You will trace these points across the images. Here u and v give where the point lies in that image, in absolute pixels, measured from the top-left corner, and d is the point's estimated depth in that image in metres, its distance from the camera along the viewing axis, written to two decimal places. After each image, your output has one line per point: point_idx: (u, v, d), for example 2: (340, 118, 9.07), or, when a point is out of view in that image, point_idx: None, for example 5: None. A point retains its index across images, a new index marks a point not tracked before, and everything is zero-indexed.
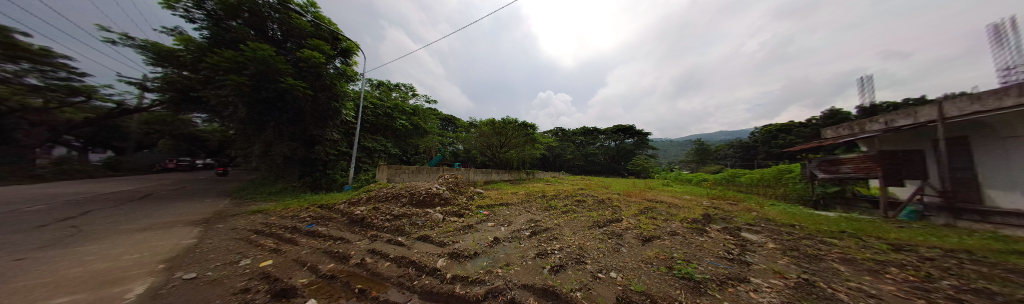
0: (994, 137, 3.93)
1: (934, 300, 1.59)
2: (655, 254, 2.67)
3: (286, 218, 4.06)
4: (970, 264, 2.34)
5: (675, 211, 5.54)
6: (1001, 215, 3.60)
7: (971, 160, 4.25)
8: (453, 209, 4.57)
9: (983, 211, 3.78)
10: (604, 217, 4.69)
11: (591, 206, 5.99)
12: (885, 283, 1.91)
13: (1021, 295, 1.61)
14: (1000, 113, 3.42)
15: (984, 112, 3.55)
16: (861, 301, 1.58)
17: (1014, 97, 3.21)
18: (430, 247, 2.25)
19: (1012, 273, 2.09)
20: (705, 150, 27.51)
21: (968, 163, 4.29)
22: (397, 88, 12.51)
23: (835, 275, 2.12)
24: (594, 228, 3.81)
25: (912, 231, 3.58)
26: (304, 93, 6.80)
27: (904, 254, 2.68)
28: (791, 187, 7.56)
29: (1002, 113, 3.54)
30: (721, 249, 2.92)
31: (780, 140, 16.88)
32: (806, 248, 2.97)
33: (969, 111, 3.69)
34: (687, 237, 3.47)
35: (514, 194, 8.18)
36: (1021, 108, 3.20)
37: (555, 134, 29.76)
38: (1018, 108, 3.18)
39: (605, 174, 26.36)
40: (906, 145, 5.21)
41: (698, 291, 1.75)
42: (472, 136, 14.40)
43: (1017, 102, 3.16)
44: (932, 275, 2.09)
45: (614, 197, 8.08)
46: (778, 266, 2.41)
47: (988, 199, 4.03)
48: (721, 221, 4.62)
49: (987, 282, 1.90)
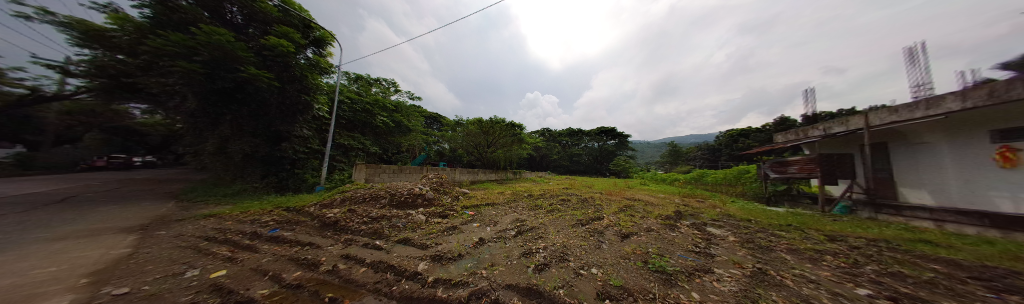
0: (907, 142, 4.72)
1: (859, 283, 1.87)
2: (632, 250, 2.82)
3: (245, 222, 3.64)
4: (886, 251, 2.79)
5: (651, 209, 5.92)
6: (910, 209, 4.29)
7: (890, 163, 5.05)
8: (437, 210, 4.43)
9: (897, 206, 4.47)
10: (587, 215, 4.87)
11: (576, 205, 6.19)
12: (822, 270, 2.21)
13: (921, 279, 1.94)
14: (912, 123, 4.10)
15: (901, 122, 4.24)
16: (802, 286, 1.82)
17: (922, 110, 3.93)
18: (411, 250, 2.16)
19: (915, 259, 2.52)
20: (678, 152, 29.65)
21: (887, 165, 5.08)
22: (378, 82, 11.86)
23: (783, 264, 2.40)
24: (577, 226, 3.93)
25: (842, 223, 4.18)
26: (268, 84, 6.15)
27: (837, 244, 3.12)
28: (749, 185, 8.45)
29: (913, 124, 4.24)
30: (690, 243, 3.17)
31: (741, 143, 18.75)
32: (760, 240, 3.32)
33: (889, 120, 4.38)
34: (661, 233, 3.72)
35: (501, 194, 8.17)
36: (928, 119, 3.89)
37: (542, 135, 30.27)
38: (925, 119, 3.89)
39: (589, 174, 27.32)
40: (840, 149, 6.07)
41: (670, 282, 1.89)
42: (458, 134, 14.10)
43: (925, 114, 3.88)
44: (858, 261, 2.46)
45: (597, 196, 8.44)
46: (737, 257, 2.68)
47: (902, 196, 4.81)
48: (690, 217, 5.02)
49: (897, 266, 2.28)
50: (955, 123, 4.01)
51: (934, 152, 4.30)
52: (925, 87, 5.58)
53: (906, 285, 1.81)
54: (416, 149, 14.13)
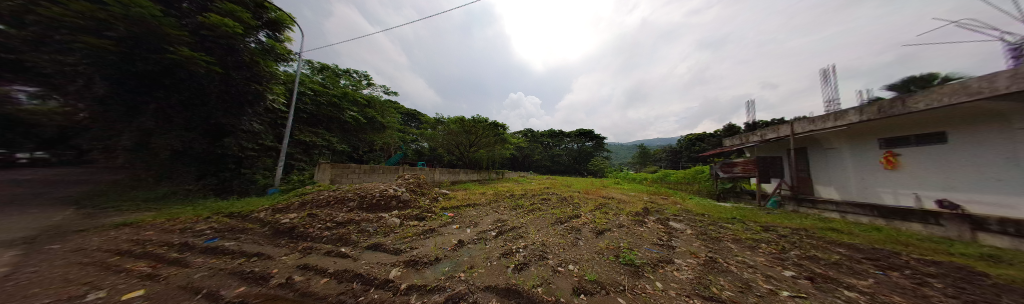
0: (821, 148, 5.76)
1: (785, 266, 2.24)
2: (606, 245, 2.99)
3: (172, 232, 3.05)
4: (802, 238, 3.39)
5: (623, 206, 6.38)
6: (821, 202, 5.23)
7: (809, 165, 6.09)
8: (413, 212, 4.20)
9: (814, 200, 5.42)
10: (566, 214, 5.05)
11: (555, 204, 6.38)
12: (758, 256, 2.60)
13: (826, 261, 2.39)
14: (825, 131, 5.00)
15: (818, 130, 5.14)
16: (743, 270, 2.12)
17: (832, 120, 4.82)
18: (382, 256, 2.02)
19: (822, 243, 3.10)
20: (648, 154, 32.34)
21: (807, 167, 6.14)
22: (347, 74, 10.87)
23: (729, 252, 2.77)
24: (556, 224, 4.05)
25: (772, 216, 4.95)
26: (207, 69, 5.24)
27: (769, 233, 3.69)
28: (704, 184, 9.56)
29: (825, 132, 5.18)
30: (655, 237, 3.47)
31: (698, 147, 21.11)
32: (711, 232, 3.79)
33: (809, 129, 5.29)
34: (631, 228, 4.01)
35: (482, 194, 8.06)
36: (836, 128, 4.79)
37: (524, 135, 30.69)
38: (835, 128, 4.77)
39: (570, 173, 28.18)
40: (773, 152, 7.18)
41: (638, 274, 2.05)
42: (438, 133, 13.55)
43: (835, 124, 4.76)
44: (785, 247, 2.95)
45: (575, 195, 8.83)
46: (693, 247, 3.01)
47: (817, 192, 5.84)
48: (656, 213, 5.52)
49: (811, 251, 2.78)
50: (856, 131, 4.98)
51: (841, 156, 5.30)
52: (835, 102, 6.84)
53: (814, 267, 2.23)
54: (391, 147, 13.27)
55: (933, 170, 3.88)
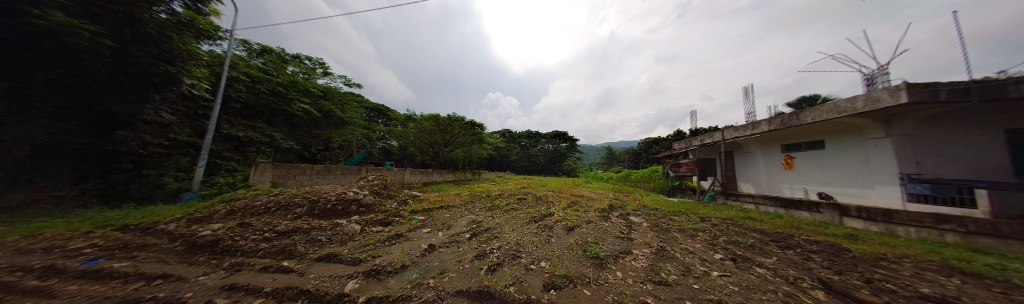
0: (743, 151, 7.06)
1: (716, 251, 2.69)
2: (575, 241, 3.18)
3: (19, 254, 2.23)
4: (729, 226, 4.12)
5: (591, 203, 6.87)
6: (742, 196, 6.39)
7: (735, 165, 7.40)
8: (377, 217, 3.83)
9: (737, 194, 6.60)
10: (539, 212, 5.21)
11: (530, 203, 6.54)
12: (697, 243, 3.06)
13: (744, 245, 2.95)
14: (746, 137, 6.14)
15: (740, 136, 6.29)
16: (686, 257, 2.48)
17: (751, 128, 5.95)
18: (337, 268, 1.80)
19: (742, 230, 3.81)
20: (614, 155, 35.34)
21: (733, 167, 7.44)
22: (297, 60, 9.39)
23: (675, 241, 3.21)
24: (530, 223, 4.14)
25: (708, 208, 5.88)
26: (88, 39, 3.97)
27: (705, 222, 4.39)
28: (658, 182, 10.85)
29: (746, 138, 6.36)
30: (618, 231, 3.82)
31: (655, 149, 23.85)
32: (662, 224, 4.34)
33: (735, 135, 6.43)
34: (598, 223, 4.34)
35: (457, 195, 7.83)
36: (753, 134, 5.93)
37: (502, 135, 30.72)
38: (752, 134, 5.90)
39: (545, 173, 29.21)
40: (710, 155, 8.52)
41: (602, 266, 2.24)
42: (409, 131, 12.66)
43: (752, 131, 5.89)
44: (716, 234, 3.54)
45: (549, 194, 9.19)
46: (648, 238, 3.39)
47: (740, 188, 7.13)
48: (619, 209, 6.08)
49: (734, 236, 3.40)
50: (766, 138, 6.22)
51: (756, 158, 6.57)
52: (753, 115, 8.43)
53: (736, 250, 2.73)
54: (353, 145, 11.89)
55: (816, 170, 5.08)
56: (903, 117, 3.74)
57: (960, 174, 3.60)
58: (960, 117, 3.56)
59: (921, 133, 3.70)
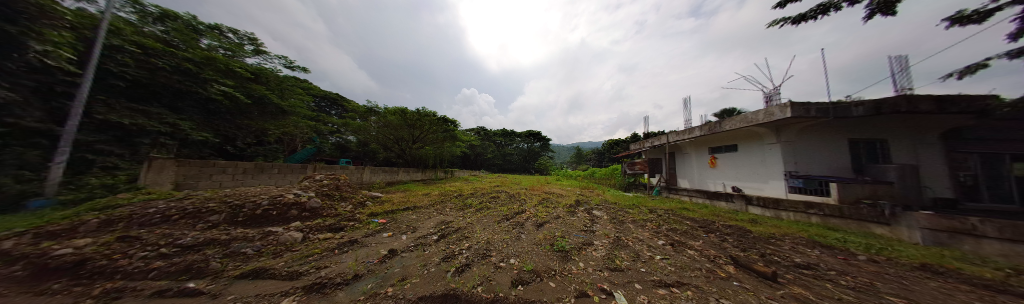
0: (681, 152, 8.37)
1: (660, 238, 3.15)
2: (544, 236, 3.31)
3: None
4: (670, 216, 4.87)
5: (560, 199, 7.29)
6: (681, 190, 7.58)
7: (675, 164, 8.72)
8: (326, 223, 3.36)
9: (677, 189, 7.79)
10: (511, 210, 5.27)
11: (502, 201, 6.57)
12: (645, 232, 3.53)
13: (681, 231, 3.52)
14: (685, 139, 7.28)
15: (681, 139, 7.42)
16: (636, 245, 2.84)
17: (688, 132, 7.07)
18: (267, 285, 1.50)
19: (680, 219, 4.56)
20: (582, 154, 37.89)
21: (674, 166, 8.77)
22: (213, 30, 7.45)
23: (628, 231, 3.64)
24: (502, 221, 4.15)
25: (655, 201, 6.82)
26: None
27: (653, 213, 5.11)
28: (617, 179, 12.09)
29: (684, 140, 7.53)
30: (582, 224, 4.14)
31: (616, 149, 26.41)
32: (619, 216, 4.87)
33: (676, 138, 7.57)
34: (565, 218, 4.62)
35: (425, 195, 7.36)
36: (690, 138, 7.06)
37: (476, 133, 30.10)
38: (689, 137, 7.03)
39: (519, 171, 29.71)
40: (657, 155, 9.86)
41: (567, 258, 2.39)
42: (370, 125, 11.54)
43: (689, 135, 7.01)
44: (661, 223, 4.15)
45: (522, 191, 9.39)
46: (607, 230, 3.76)
47: (679, 184, 8.43)
48: (584, 204, 6.59)
49: (674, 224, 4.04)
50: (699, 141, 7.49)
51: (691, 158, 7.87)
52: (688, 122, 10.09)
53: (675, 236, 3.23)
54: (297, 139, 10.13)
55: (731, 168, 6.35)
56: (787, 128, 4.94)
57: (819, 171, 4.93)
58: (819, 129, 4.88)
59: (799, 141, 4.93)
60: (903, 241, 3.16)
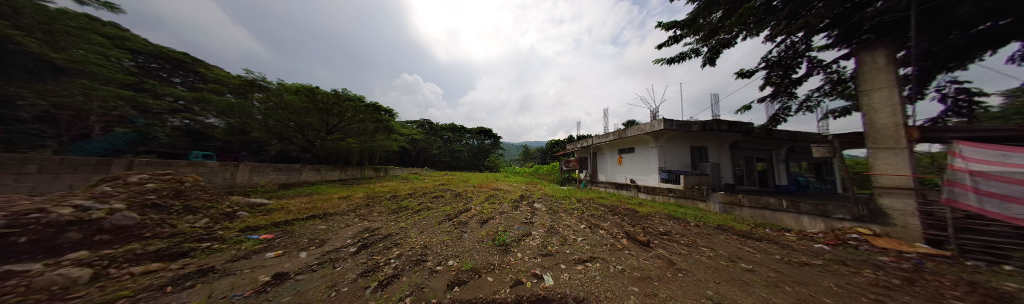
0: (601, 152, 10.33)
1: (583, 222, 3.80)
2: (486, 233, 3.32)
3: None
4: (593, 203, 6.00)
5: (506, 195, 7.56)
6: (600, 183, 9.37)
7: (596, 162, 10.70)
8: (154, 247, 2.19)
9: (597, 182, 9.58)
10: (455, 209, 5.02)
11: (447, 201, 6.17)
12: (573, 218, 4.18)
13: (598, 215, 4.39)
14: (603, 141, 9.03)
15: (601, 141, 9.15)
16: (563, 230, 3.32)
17: (606, 136, 8.83)
18: None
19: (599, 205, 5.69)
20: (529, 152, 40.70)
21: (596, 163, 10.73)
22: None
23: (559, 219, 4.21)
24: (443, 222, 3.88)
25: (582, 193, 8.16)
26: None
27: (580, 202, 6.13)
28: (556, 175, 13.67)
29: (603, 142, 9.34)
30: (524, 217, 4.45)
31: (558, 149, 29.53)
32: (555, 206, 5.57)
33: (598, 140, 9.28)
34: (509, 213, 4.84)
35: (342, 200, 5.94)
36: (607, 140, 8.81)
37: (420, 126, 26.96)
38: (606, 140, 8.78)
39: (468, 169, 28.57)
40: (585, 154, 11.78)
41: (506, 251, 2.51)
42: (252, 105, 8.16)
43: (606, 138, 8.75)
44: (586, 210, 5.03)
45: (469, 189, 9.13)
46: (543, 220, 4.19)
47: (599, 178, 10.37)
48: (527, 198, 7.12)
49: (595, 210, 4.99)
50: (612, 144, 9.47)
51: (607, 157, 9.87)
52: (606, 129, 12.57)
53: (594, 220, 4.01)
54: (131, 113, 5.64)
55: (631, 165, 8.35)
56: (663, 137, 6.99)
57: (678, 167, 7.20)
58: (678, 138, 7.12)
59: (667, 145, 7.05)
60: (710, 211, 5.12)
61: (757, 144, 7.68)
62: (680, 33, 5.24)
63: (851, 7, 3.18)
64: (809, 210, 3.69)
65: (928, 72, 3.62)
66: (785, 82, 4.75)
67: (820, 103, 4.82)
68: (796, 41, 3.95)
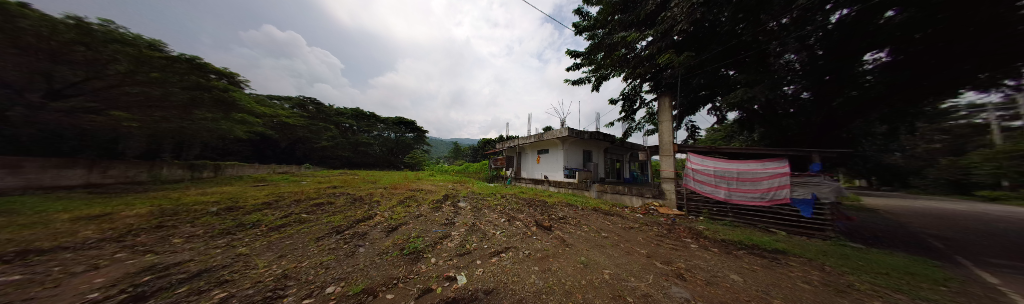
0: (523, 152, 11.54)
1: (506, 217, 4.06)
2: (392, 242, 2.80)
3: None
4: (516, 198, 6.63)
5: (427, 196, 6.80)
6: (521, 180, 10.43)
7: (519, 160, 11.85)
8: None
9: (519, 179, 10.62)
10: (350, 219, 3.91)
11: (338, 209, 4.70)
12: (495, 214, 4.36)
13: (520, 209, 4.79)
14: (526, 142, 10.16)
15: (524, 141, 10.26)
16: (483, 226, 3.40)
17: (528, 138, 10.00)
18: None
19: (522, 199, 6.36)
20: (458, 149, 38.89)
21: (519, 162, 11.84)
22: None
23: (481, 216, 4.27)
24: (326, 237, 2.93)
25: (509, 188, 8.79)
26: None
27: (505, 198, 6.58)
28: (484, 172, 13.85)
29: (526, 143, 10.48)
30: (444, 218, 4.17)
31: (488, 147, 29.67)
32: (479, 204, 5.63)
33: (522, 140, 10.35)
34: (427, 215, 4.37)
35: (88, 222, 3.14)
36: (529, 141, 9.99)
37: (301, 107, 19.12)
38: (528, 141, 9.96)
39: (379, 167, 23.22)
40: (510, 153, 12.73)
41: (418, 259, 2.24)
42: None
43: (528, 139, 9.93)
44: (508, 205, 5.44)
45: (377, 192, 7.44)
46: (465, 219, 4.10)
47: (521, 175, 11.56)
48: (451, 197, 6.74)
49: (516, 204, 5.48)
50: (532, 145, 10.81)
51: (528, 156, 11.16)
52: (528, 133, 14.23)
53: (516, 213, 4.41)
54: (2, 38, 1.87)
55: (545, 163, 9.87)
56: (567, 141, 8.82)
57: (575, 165, 9.26)
58: (576, 142, 9.16)
59: (569, 148, 8.93)
60: (591, 197, 6.94)
61: (617, 150, 11.28)
62: (581, 62, 6.76)
63: (657, 70, 5.40)
64: (636, 193, 5.78)
65: (682, 115, 6.69)
66: (629, 111, 7.24)
67: (643, 126, 7.68)
68: (637, 84, 6.14)
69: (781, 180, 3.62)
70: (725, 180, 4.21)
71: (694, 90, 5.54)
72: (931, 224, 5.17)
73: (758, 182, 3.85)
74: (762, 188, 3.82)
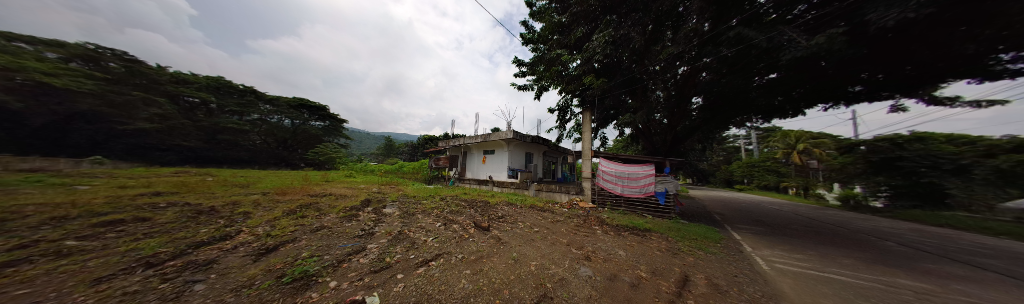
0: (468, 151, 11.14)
1: (442, 220, 3.74)
2: (263, 269, 2.00)
3: None
4: (458, 199, 6.29)
5: (337, 203, 5.31)
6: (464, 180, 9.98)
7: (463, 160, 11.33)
8: None
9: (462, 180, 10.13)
10: (181, 243, 2.51)
11: (156, 229, 2.93)
12: (429, 218, 3.93)
13: (461, 212, 4.54)
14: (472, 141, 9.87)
15: (469, 140, 9.91)
16: (411, 234, 2.98)
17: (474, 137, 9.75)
18: None
19: (464, 201, 6.08)
20: (391, 146, 33.20)
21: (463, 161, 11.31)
22: None
23: (412, 222, 3.75)
24: (122, 274, 1.76)
25: (450, 190, 8.23)
26: None
27: (445, 199, 6.09)
28: (422, 172, 12.35)
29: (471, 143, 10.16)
30: (359, 229, 3.37)
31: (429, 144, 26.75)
32: (410, 208, 4.92)
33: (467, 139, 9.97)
34: (332, 227, 3.40)
35: None
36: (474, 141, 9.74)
37: None
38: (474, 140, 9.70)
39: (258, 164, 16.49)
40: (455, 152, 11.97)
41: (307, 286, 1.67)
42: None
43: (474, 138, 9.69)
44: (449, 207, 5.06)
45: (251, 199, 5.18)
46: (390, 227, 3.47)
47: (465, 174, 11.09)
48: (375, 203, 5.56)
49: (457, 207, 5.17)
50: (477, 145, 10.60)
51: (473, 156, 10.86)
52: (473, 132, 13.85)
53: (456, 216, 4.15)
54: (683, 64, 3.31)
55: (490, 164, 9.87)
56: (511, 143, 9.18)
57: (517, 165, 9.73)
58: (519, 144, 9.66)
59: (512, 149, 9.30)
60: (530, 195, 7.48)
61: (552, 153, 12.75)
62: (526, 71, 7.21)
63: (581, 88, 6.45)
64: (565, 190, 6.68)
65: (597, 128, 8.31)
66: (561, 120, 8.33)
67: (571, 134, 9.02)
68: (569, 98, 7.15)
69: (649, 178, 5.13)
70: (620, 178, 5.55)
71: (606, 109, 6.98)
72: (716, 206, 8.67)
73: (637, 180, 5.30)
74: (639, 184, 5.27)
